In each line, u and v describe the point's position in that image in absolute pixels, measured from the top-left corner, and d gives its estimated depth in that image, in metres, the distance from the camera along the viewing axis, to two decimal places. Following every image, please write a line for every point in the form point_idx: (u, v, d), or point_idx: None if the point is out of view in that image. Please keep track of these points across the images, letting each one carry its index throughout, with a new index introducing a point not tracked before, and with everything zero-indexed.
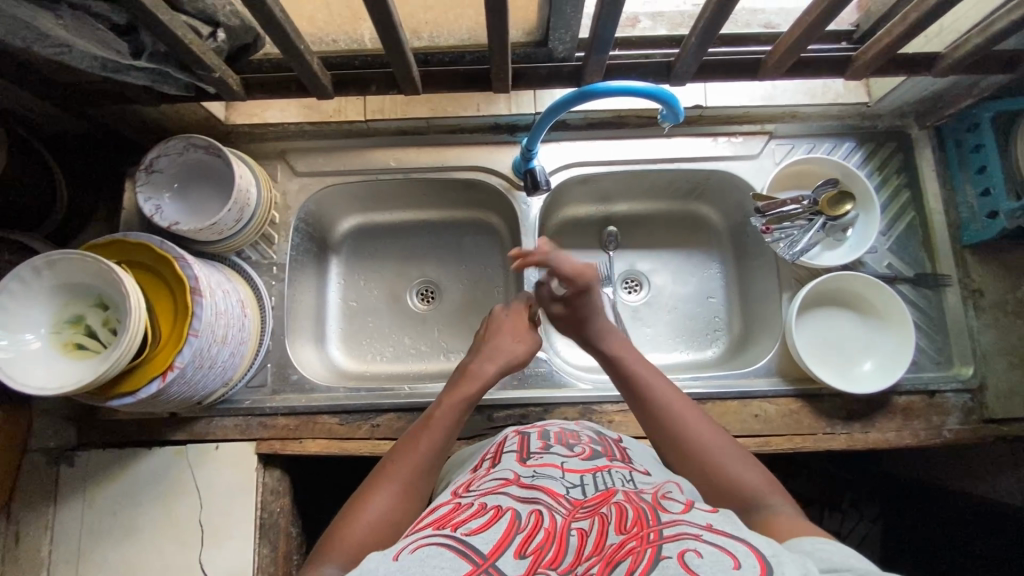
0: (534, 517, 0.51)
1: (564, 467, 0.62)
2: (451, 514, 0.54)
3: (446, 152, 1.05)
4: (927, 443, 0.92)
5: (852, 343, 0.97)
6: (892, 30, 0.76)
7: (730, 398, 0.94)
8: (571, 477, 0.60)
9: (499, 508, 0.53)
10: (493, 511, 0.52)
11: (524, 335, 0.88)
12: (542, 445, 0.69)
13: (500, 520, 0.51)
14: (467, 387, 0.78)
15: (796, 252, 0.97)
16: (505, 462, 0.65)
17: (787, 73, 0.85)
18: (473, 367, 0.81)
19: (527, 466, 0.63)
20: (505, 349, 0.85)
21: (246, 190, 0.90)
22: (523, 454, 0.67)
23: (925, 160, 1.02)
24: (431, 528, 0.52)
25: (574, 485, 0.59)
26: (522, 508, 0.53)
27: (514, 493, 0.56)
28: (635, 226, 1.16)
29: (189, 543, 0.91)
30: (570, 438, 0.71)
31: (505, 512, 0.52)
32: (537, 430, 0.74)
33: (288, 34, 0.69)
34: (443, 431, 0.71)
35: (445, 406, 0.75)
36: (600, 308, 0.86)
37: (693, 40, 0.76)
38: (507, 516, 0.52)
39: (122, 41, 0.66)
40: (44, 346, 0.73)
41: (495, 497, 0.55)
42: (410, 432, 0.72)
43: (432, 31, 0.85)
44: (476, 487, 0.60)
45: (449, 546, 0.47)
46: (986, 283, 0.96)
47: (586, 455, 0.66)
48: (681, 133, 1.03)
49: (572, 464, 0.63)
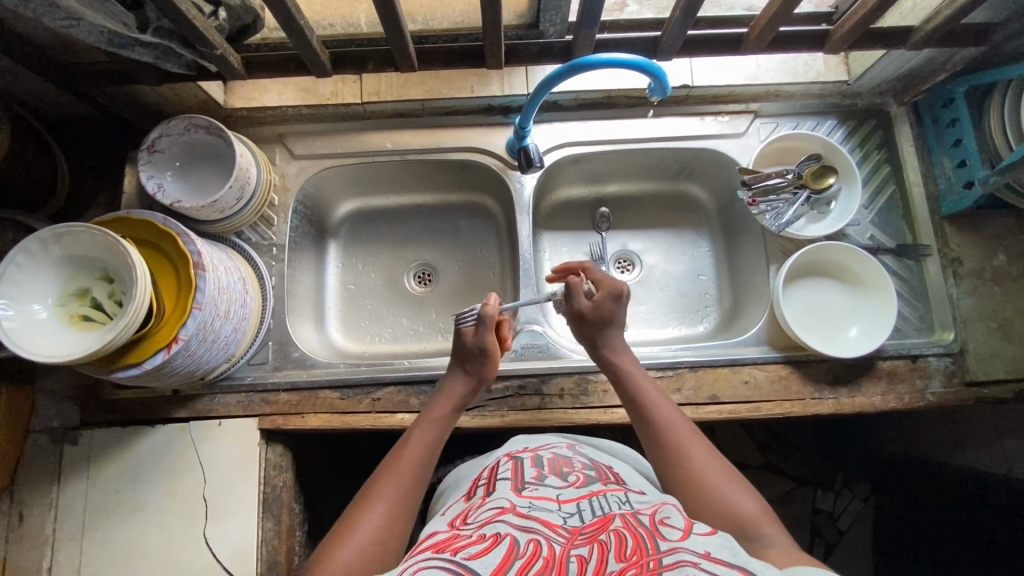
0: (533, 546, 0.55)
1: (559, 499, 0.65)
2: (451, 540, 0.58)
3: (440, 134, 1.08)
4: (911, 406, 0.95)
5: (841, 312, 0.99)
6: (866, 3, 0.79)
7: (720, 365, 0.97)
8: (567, 507, 0.63)
9: (498, 534, 0.57)
10: (492, 538, 0.56)
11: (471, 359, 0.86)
12: (536, 474, 0.70)
13: (499, 546, 0.55)
14: (441, 408, 0.82)
15: (781, 223, 1.00)
16: (500, 491, 0.67)
17: (768, 48, 0.88)
18: (448, 388, 0.85)
19: (522, 496, 0.64)
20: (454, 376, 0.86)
21: (246, 169, 0.92)
22: (517, 482, 0.68)
23: (905, 136, 1.05)
24: (430, 551, 0.56)
25: (571, 513, 0.62)
26: (520, 536, 0.56)
27: (511, 520, 0.59)
28: (627, 206, 1.20)
29: (193, 517, 0.92)
30: (564, 466, 0.73)
31: (504, 540, 0.56)
32: (530, 456, 0.75)
33: (288, 9, 0.71)
34: (422, 449, 0.75)
35: (420, 427, 0.79)
36: (620, 326, 0.89)
37: (676, 15, 0.79)
38: (506, 541, 0.56)
39: (129, 14, 0.68)
40: (51, 317, 0.74)
41: (493, 526, 0.58)
42: (393, 449, 0.76)
43: (425, 14, 0.92)
44: (473, 518, 0.62)
45: (448, 569, 0.52)
46: (965, 253, 0.99)
47: (580, 483, 0.69)
48: (669, 112, 1.07)
49: (566, 494, 0.66)
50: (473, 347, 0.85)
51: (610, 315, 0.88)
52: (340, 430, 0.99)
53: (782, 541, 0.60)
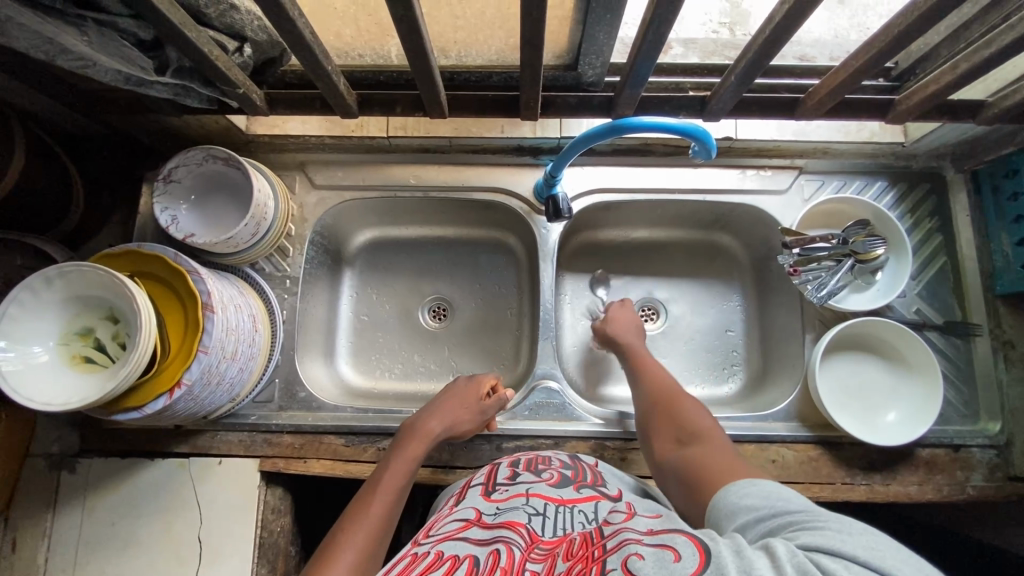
0: (492, 559, 0.51)
1: (529, 493, 0.63)
2: (405, 567, 0.52)
3: (466, 171, 1.03)
4: (950, 499, 0.89)
5: (878, 392, 0.93)
6: (939, 77, 0.72)
7: (748, 441, 0.91)
8: (534, 503, 0.61)
9: (457, 557, 0.52)
10: (449, 561, 0.52)
11: (475, 407, 0.88)
12: (509, 474, 0.70)
13: (458, 570, 0.50)
14: (412, 448, 0.80)
15: (823, 295, 0.93)
16: (470, 499, 0.66)
17: (826, 113, 0.81)
18: (420, 426, 0.83)
19: (491, 501, 0.63)
20: (451, 414, 0.85)
21: (263, 204, 0.88)
22: (488, 487, 0.68)
23: (959, 204, 0.99)
24: None
25: (536, 513, 0.59)
26: (481, 552, 0.52)
27: (473, 536, 0.56)
28: (655, 253, 1.14)
29: (186, 559, 0.89)
30: (539, 463, 0.72)
31: (462, 560, 0.52)
32: (507, 460, 0.75)
33: (316, 54, 0.67)
34: (391, 494, 0.73)
35: (394, 467, 0.77)
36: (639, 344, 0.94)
37: (731, 79, 0.73)
38: (464, 565, 0.51)
39: (146, 57, 0.63)
40: (52, 359, 0.71)
41: (452, 544, 0.55)
42: (363, 490, 0.74)
43: (459, 50, 0.83)
44: (436, 530, 0.60)
45: None
46: (1018, 335, 0.93)
47: (554, 480, 0.67)
48: (709, 165, 1.01)
49: (537, 489, 0.64)
50: (477, 409, 0.88)
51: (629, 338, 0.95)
52: (343, 476, 0.95)
53: (721, 446, 0.70)
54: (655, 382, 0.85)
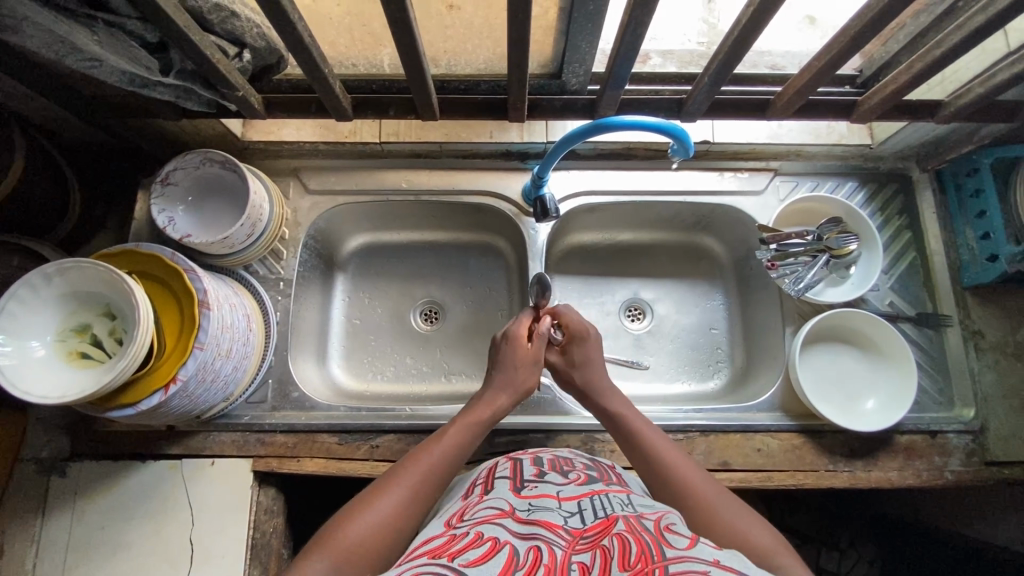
0: (533, 556, 0.50)
1: (560, 497, 0.61)
2: (444, 545, 0.53)
3: (457, 176, 1.07)
4: (930, 484, 0.92)
5: (857, 381, 0.97)
6: (896, 78, 0.78)
7: (733, 431, 0.94)
8: (568, 506, 0.60)
9: (497, 542, 0.52)
10: (489, 543, 0.52)
11: (532, 355, 0.84)
12: (535, 473, 0.67)
13: (498, 553, 0.50)
14: (480, 409, 0.77)
15: (800, 288, 0.98)
16: (499, 490, 0.64)
17: (794, 113, 0.87)
18: (485, 392, 0.80)
19: (522, 497, 0.61)
20: (511, 370, 0.82)
21: (259, 206, 0.91)
22: (516, 482, 0.65)
23: (925, 202, 1.04)
24: (425, 556, 0.51)
25: (572, 514, 0.58)
26: (520, 544, 0.51)
27: (510, 526, 0.55)
28: (640, 255, 1.18)
29: (177, 561, 0.88)
30: (564, 465, 0.71)
31: (502, 546, 0.51)
32: (530, 457, 0.73)
33: (313, 56, 0.70)
34: (452, 448, 0.71)
35: (457, 425, 0.74)
36: (595, 361, 0.85)
37: (704, 80, 0.78)
38: (505, 550, 0.51)
39: (153, 58, 0.67)
40: (48, 354, 0.72)
41: (491, 528, 0.55)
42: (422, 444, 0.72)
43: (450, 59, 0.87)
44: (469, 516, 0.59)
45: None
46: (987, 325, 0.98)
47: (582, 480, 0.66)
48: (689, 167, 1.06)
49: (567, 492, 0.63)
50: (530, 350, 0.84)
51: (579, 359, 0.85)
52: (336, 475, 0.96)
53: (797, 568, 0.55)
54: (672, 469, 0.68)
